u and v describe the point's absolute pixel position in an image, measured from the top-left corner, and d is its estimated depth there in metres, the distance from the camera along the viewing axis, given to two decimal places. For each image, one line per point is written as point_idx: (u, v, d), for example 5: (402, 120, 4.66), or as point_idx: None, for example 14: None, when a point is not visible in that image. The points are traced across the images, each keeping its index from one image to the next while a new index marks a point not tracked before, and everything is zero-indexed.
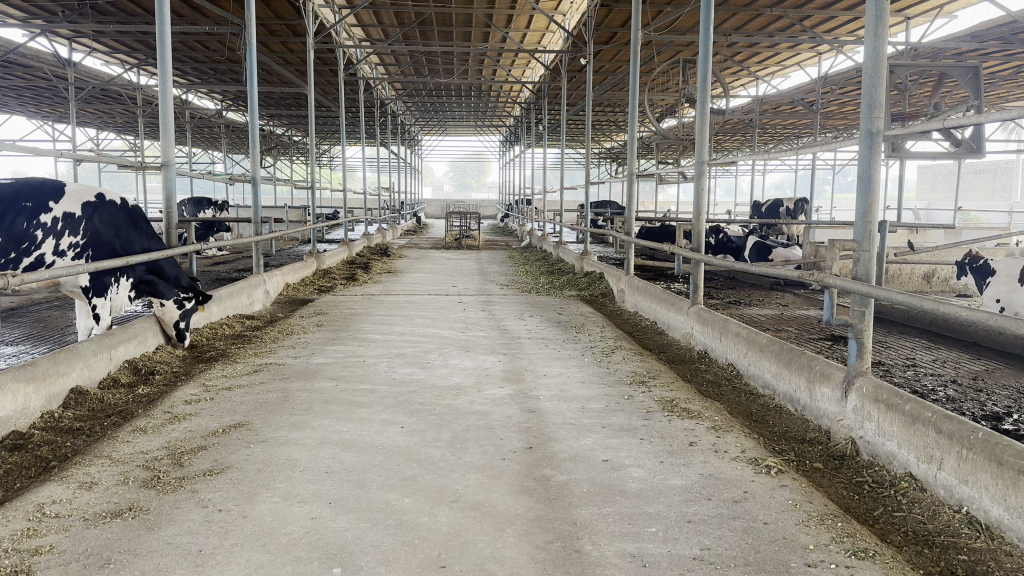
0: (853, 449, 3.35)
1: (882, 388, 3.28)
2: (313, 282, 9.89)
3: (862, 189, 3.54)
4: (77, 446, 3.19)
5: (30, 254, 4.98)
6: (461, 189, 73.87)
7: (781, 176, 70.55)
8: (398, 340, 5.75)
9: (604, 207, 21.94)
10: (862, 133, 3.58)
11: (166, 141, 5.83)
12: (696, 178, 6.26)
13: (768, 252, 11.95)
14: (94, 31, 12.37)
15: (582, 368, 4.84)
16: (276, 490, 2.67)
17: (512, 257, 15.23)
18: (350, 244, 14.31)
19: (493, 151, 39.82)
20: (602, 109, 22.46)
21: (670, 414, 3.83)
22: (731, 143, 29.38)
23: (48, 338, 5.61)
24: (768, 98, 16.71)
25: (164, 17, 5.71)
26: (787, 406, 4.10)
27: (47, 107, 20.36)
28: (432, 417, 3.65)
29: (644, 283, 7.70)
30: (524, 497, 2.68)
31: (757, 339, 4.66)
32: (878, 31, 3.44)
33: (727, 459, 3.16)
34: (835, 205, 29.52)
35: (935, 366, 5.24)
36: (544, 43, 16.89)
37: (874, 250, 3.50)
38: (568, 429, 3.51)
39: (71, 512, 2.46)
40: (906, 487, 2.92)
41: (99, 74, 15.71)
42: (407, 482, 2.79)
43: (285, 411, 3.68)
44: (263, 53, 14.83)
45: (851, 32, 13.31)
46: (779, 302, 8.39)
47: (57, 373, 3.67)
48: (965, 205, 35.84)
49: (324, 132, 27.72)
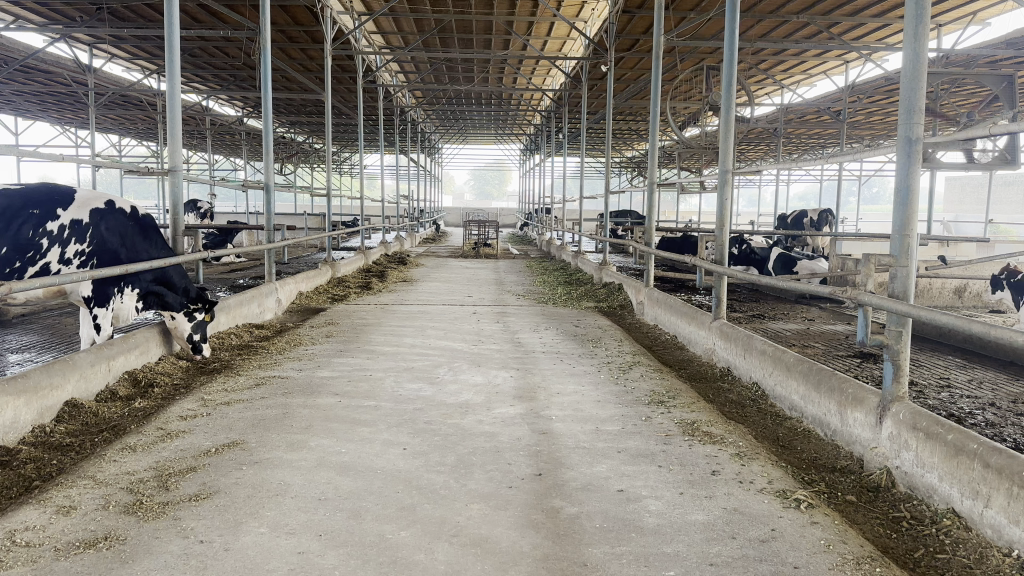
0: (888, 479, 3.08)
1: (921, 415, 3.01)
2: (327, 291, 9.78)
3: (900, 200, 3.27)
4: (64, 464, 3.03)
5: (36, 262, 4.88)
6: (481, 198, 74.41)
7: (805, 190, 70.37)
8: (407, 353, 5.55)
9: (624, 217, 21.68)
10: (899, 141, 3.33)
11: (174, 146, 5.68)
12: (719, 188, 5.98)
13: (793, 264, 11.61)
14: (115, 36, 12.52)
15: (597, 387, 4.61)
16: (263, 519, 2.49)
17: (530, 266, 15.05)
18: (366, 252, 14.19)
19: (513, 160, 39.79)
20: (623, 119, 22.36)
21: (691, 438, 3.59)
22: (754, 151, 29.02)
23: (56, 345, 5.51)
24: (794, 106, 16.38)
25: (175, 20, 5.60)
26: (816, 430, 3.84)
27: (70, 113, 20.68)
28: (437, 438, 3.46)
29: (664, 295, 7.44)
30: (530, 532, 2.47)
31: (784, 357, 4.40)
32: (919, 31, 3.19)
33: (754, 492, 2.92)
34: (861, 215, 28.83)
35: (971, 387, 4.93)
36: (565, 51, 16.74)
37: (913, 266, 3.22)
38: (581, 454, 3.30)
39: (43, 541, 2.29)
40: (950, 525, 2.65)
41: (121, 80, 15.88)
42: (404, 512, 2.59)
43: (284, 429, 3.50)
44: (282, 60, 14.89)
45: (880, 39, 13.00)
46: (803, 317, 8.09)
47: (51, 385, 3.53)
48: (996, 218, 35.22)
49: (344, 139, 27.88)
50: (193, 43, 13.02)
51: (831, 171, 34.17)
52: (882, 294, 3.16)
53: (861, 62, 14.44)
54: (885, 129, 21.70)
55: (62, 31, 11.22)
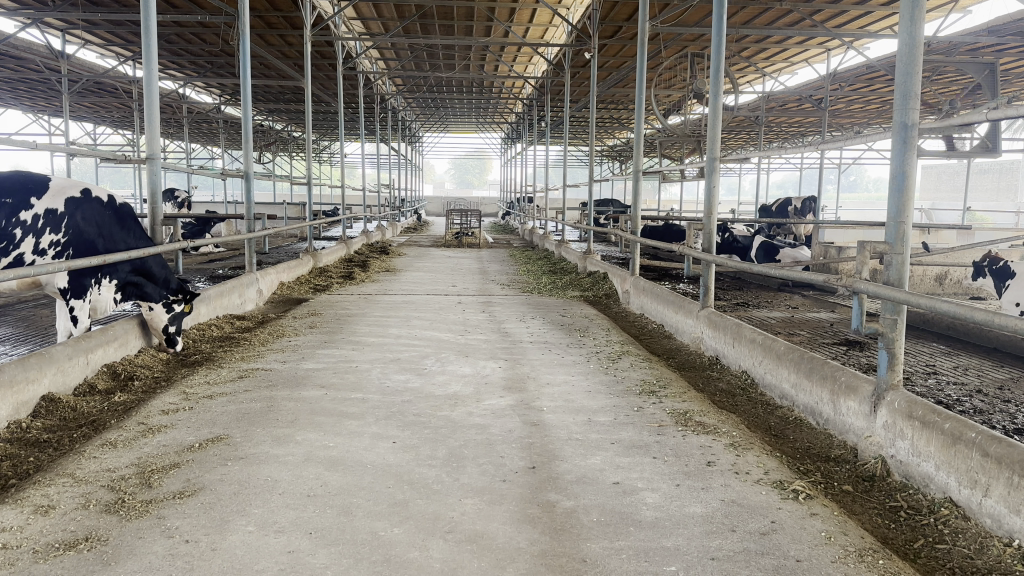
0: (883, 469, 3.06)
1: (917, 403, 2.98)
2: (309, 281, 9.62)
3: (895, 187, 3.23)
4: (41, 461, 2.91)
5: (8, 253, 4.68)
6: (463, 187, 74.21)
7: (783, 178, 71.25)
8: (393, 344, 5.45)
9: (607, 206, 21.70)
10: (895, 126, 3.29)
11: (152, 134, 5.50)
12: (707, 176, 5.92)
13: (776, 253, 11.63)
14: (87, 21, 12.18)
15: (588, 377, 4.55)
16: (251, 517, 2.40)
17: (513, 255, 14.99)
18: (348, 241, 13.99)
19: (495, 148, 39.61)
20: (606, 107, 22.28)
21: (684, 429, 3.54)
22: (735, 140, 29.14)
23: (31, 338, 5.32)
24: (776, 95, 16.44)
25: (151, 3, 5.41)
26: (807, 419, 3.82)
27: (41, 100, 20.17)
28: (427, 431, 3.38)
29: (650, 284, 7.41)
30: (527, 528, 2.40)
31: (775, 346, 4.36)
32: (915, 15, 3.13)
33: (751, 483, 2.88)
34: (841, 204, 29.14)
35: (957, 374, 4.95)
36: (548, 38, 16.62)
37: (907, 253, 3.19)
38: (575, 446, 3.24)
39: (21, 543, 2.18)
40: (948, 515, 2.63)
41: (94, 67, 15.46)
42: (397, 508, 2.52)
43: (269, 423, 3.40)
44: (260, 46, 14.61)
45: (861, 28, 13.07)
46: (787, 305, 8.10)
47: (26, 379, 3.39)
48: (972, 206, 35.86)
49: (324, 127, 27.51)
50: (168, 29, 12.72)
51: (812, 159, 34.50)
52: (878, 282, 3.12)
53: (843, 49, 14.47)
54: (865, 117, 21.88)
55: (32, 16, 10.90)
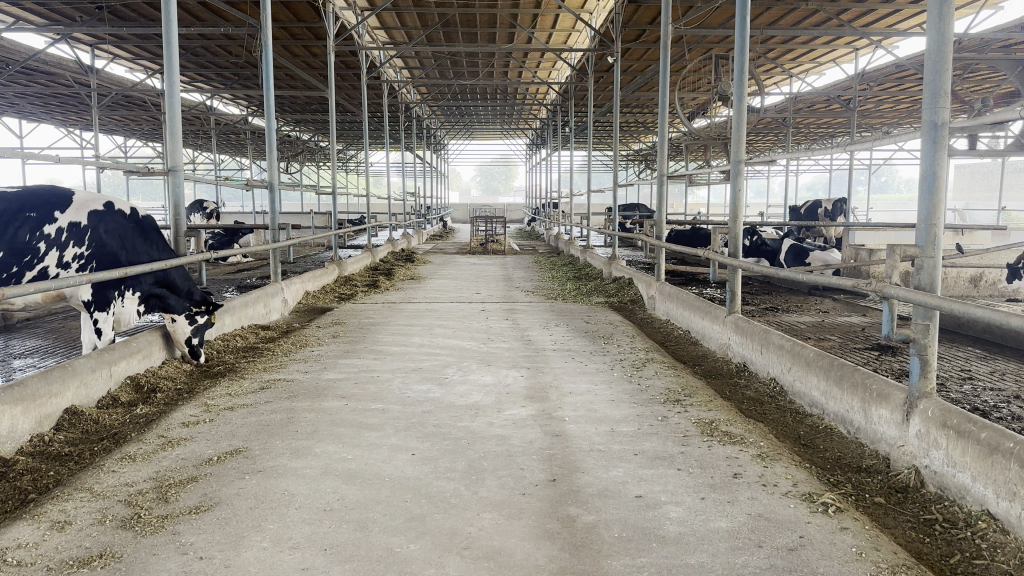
0: (917, 479, 2.94)
1: (951, 412, 2.85)
2: (334, 289, 9.69)
3: (925, 187, 3.11)
4: (61, 475, 2.93)
5: (34, 267, 4.77)
6: (487, 193, 74.51)
7: (812, 179, 70.21)
8: (414, 353, 5.43)
9: (633, 210, 21.55)
10: (924, 126, 3.17)
11: (174, 146, 5.58)
12: (731, 180, 5.80)
13: (805, 255, 11.38)
14: (116, 37, 12.47)
15: (611, 385, 4.47)
16: (266, 533, 2.38)
17: (538, 261, 14.93)
18: (374, 250, 14.09)
19: (519, 154, 39.64)
20: (630, 111, 22.14)
21: (710, 439, 3.45)
22: (762, 142, 28.77)
23: (59, 350, 5.42)
24: (803, 95, 16.17)
25: (172, 16, 5.48)
26: (838, 427, 3.70)
27: (75, 115, 20.70)
28: (446, 442, 3.34)
29: (676, 289, 7.28)
30: (546, 544, 2.34)
31: (804, 352, 4.24)
32: (943, 10, 3.01)
33: (778, 495, 2.78)
34: (873, 206, 28.51)
35: (995, 379, 4.76)
36: (570, 43, 16.57)
37: (939, 256, 3.06)
38: (596, 457, 3.17)
39: (37, 560, 2.19)
40: (985, 528, 2.49)
41: (124, 81, 15.81)
42: (413, 522, 2.48)
43: (289, 435, 3.39)
44: (285, 57, 14.81)
45: (890, 25, 12.79)
46: (817, 309, 7.90)
47: (49, 393, 3.43)
48: (1008, 205, 34.91)
49: (349, 136, 27.82)
50: (195, 43, 12.96)
51: (841, 161, 33.94)
52: (909, 287, 2.99)
53: (872, 48, 14.17)
54: (896, 116, 21.41)
55: (63, 32, 11.19)
